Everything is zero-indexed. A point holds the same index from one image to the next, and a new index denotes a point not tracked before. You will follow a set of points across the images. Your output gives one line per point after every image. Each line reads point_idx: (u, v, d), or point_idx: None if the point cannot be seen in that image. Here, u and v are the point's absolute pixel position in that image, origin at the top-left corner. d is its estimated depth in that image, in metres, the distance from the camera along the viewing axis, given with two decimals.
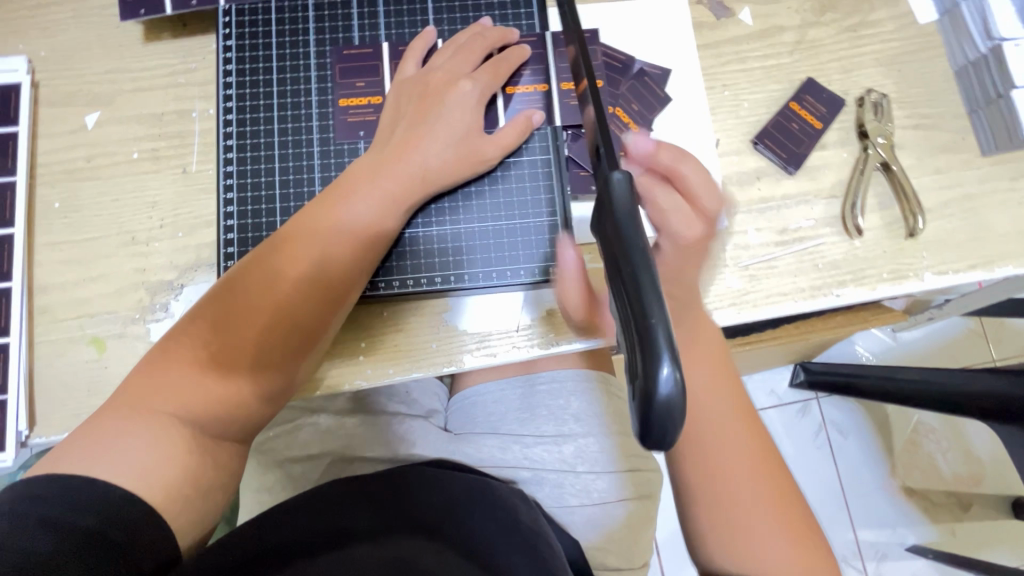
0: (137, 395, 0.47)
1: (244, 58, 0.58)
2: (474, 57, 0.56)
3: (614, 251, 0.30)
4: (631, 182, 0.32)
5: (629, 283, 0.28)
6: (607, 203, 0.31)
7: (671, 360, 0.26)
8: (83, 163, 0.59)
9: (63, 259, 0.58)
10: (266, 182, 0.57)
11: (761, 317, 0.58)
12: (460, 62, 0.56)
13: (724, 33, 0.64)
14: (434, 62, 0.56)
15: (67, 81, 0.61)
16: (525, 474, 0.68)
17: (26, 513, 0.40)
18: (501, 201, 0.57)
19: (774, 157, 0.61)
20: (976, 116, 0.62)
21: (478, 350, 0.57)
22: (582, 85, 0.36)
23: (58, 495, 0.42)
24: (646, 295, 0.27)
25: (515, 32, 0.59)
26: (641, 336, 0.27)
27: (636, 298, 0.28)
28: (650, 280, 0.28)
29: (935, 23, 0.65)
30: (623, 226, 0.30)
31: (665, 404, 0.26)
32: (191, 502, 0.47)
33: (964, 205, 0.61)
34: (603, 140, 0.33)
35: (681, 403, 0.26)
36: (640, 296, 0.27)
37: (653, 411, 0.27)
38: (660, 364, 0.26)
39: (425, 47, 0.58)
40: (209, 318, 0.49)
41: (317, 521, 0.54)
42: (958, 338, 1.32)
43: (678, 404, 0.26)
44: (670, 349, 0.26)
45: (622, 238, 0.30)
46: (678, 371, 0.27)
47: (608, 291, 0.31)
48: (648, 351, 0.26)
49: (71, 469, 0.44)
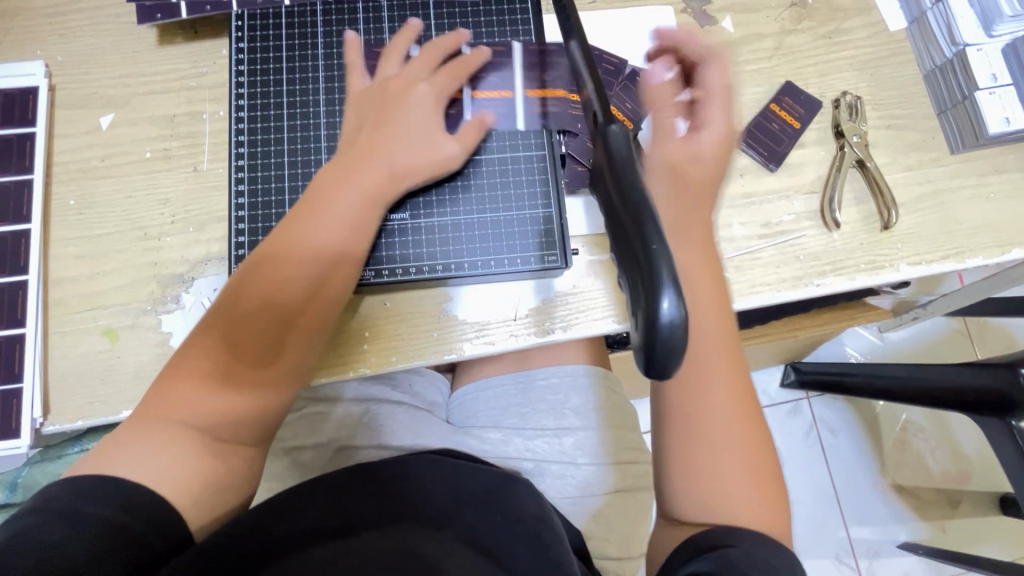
0: (149, 403, 0.50)
1: (255, 58, 0.61)
2: (431, 62, 0.59)
3: (617, 206, 0.34)
4: (625, 131, 0.36)
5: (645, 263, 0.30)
6: (608, 150, 0.36)
7: (673, 293, 0.30)
8: (98, 162, 0.62)
9: (77, 253, 0.60)
10: (276, 175, 0.59)
11: (746, 306, 0.61)
12: (417, 66, 0.58)
13: (709, 40, 0.68)
14: (386, 70, 0.59)
15: (83, 85, 0.64)
16: (528, 464, 0.71)
17: (57, 508, 0.43)
18: (499, 195, 0.60)
19: (756, 154, 0.65)
20: (945, 117, 0.66)
21: (478, 338, 0.60)
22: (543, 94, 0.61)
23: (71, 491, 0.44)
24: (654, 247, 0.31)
25: (464, 34, 0.61)
26: (649, 275, 0.30)
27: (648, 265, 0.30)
28: (656, 230, 0.31)
29: (905, 31, 0.69)
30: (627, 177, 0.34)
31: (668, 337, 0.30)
32: (205, 496, 0.49)
33: (935, 199, 0.65)
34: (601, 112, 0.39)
35: (682, 331, 0.30)
36: (654, 271, 0.30)
37: (656, 340, 0.30)
38: (663, 296, 0.29)
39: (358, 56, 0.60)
40: (201, 335, 0.51)
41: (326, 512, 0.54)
42: (943, 337, 1.35)
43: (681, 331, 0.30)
44: (673, 285, 0.30)
45: (620, 182, 0.34)
46: (680, 306, 0.30)
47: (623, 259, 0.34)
48: (651, 290, 0.30)
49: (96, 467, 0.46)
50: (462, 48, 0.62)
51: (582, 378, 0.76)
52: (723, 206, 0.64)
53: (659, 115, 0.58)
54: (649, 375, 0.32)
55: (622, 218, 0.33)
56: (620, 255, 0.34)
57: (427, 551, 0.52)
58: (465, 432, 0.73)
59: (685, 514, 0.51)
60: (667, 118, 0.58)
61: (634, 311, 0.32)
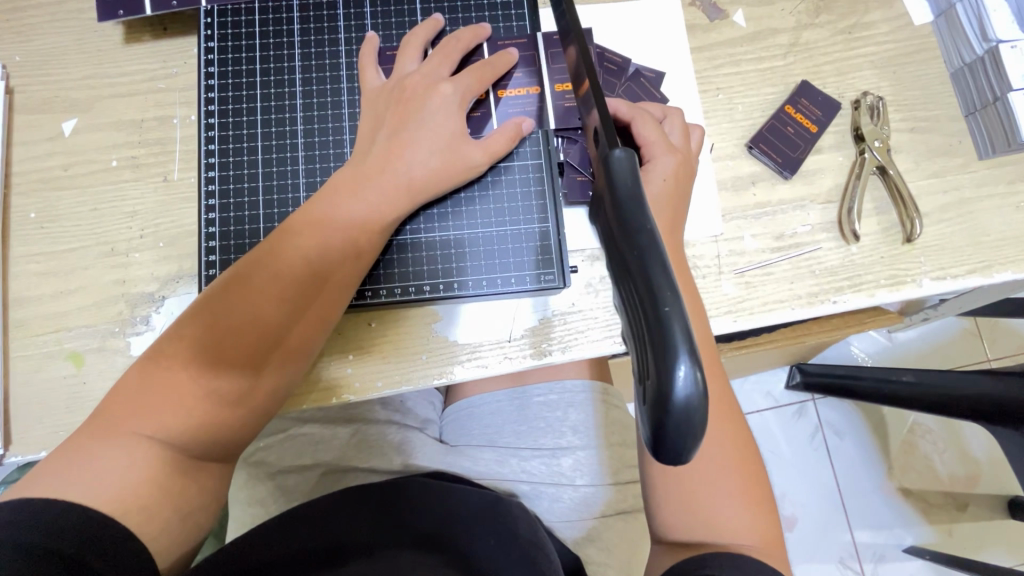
0: (113, 417, 0.44)
1: (226, 59, 0.57)
2: (450, 58, 0.54)
3: (622, 250, 0.29)
4: (632, 158, 0.32)
5: (652, 321, 0.26)
6: (610, 180, 0.31)
7: (688, 359, 0.26)
8: (61, 172, 0.57)
9: (40, 270, 0.56)
10: (249, 188, 0.55)
11: (758, 324, 0.57)
12: (439, 66, 0.54)
13: (718, 36, 0.63)
14: (403, 67, 0.54)
15: (43, 87, 0.59)
16: (524, 487, 0.67)
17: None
18: (491, 208, 0.55)
19: (769, 161, 0.60)
20: (973, 119, 0.61)
21: (469, 361, 0.56)
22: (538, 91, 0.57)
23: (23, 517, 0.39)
24: (666, 304, 0.26)
25: (488, 28, 0.57)
26: (658, 333, 0.26)
27: (659, 327, 0.26)
28: (664, 276, 0.27)
29: (931, 25, 0.64)
30: (632, 214, 0.30)
31: (682, 414, 0.26)
32: (174, 523, 0.44)
33: (962, 209, 0.60)
34: (604, 127, 0.34)
35: (700, 406, 0.26)
36: (664, 326, 0.26)
37: (671, 411, 0.26)
38: (677, 364, 0.25)
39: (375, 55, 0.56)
40: (188, 341, 0.46)
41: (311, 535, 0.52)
42: (955, 340, 1.31)
43: (698, 408, 0.25)
44: (688, 348, 0.26)
45: (623, 220, 0.30)
46: (697, 371, 0.26)
47: (625, 298, 0.29)
48: (662, 357, 0.26)
49: (47, 490, 0.41)
50: (483, 44, 0.58)
51: (581, 395, 0.71)
52: (733, 216, 0.59)
53: (638, 126, 0.53)
54: (656, 455, 0.28)
55: (626, 264, 0.29)
56: (622, 299, 0.30)
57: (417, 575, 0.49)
58: (458, 452, 0.69)
59: (665, 534, 0.50)
60: (647, 129, 0.52)
61: (641, 377, 0.28)
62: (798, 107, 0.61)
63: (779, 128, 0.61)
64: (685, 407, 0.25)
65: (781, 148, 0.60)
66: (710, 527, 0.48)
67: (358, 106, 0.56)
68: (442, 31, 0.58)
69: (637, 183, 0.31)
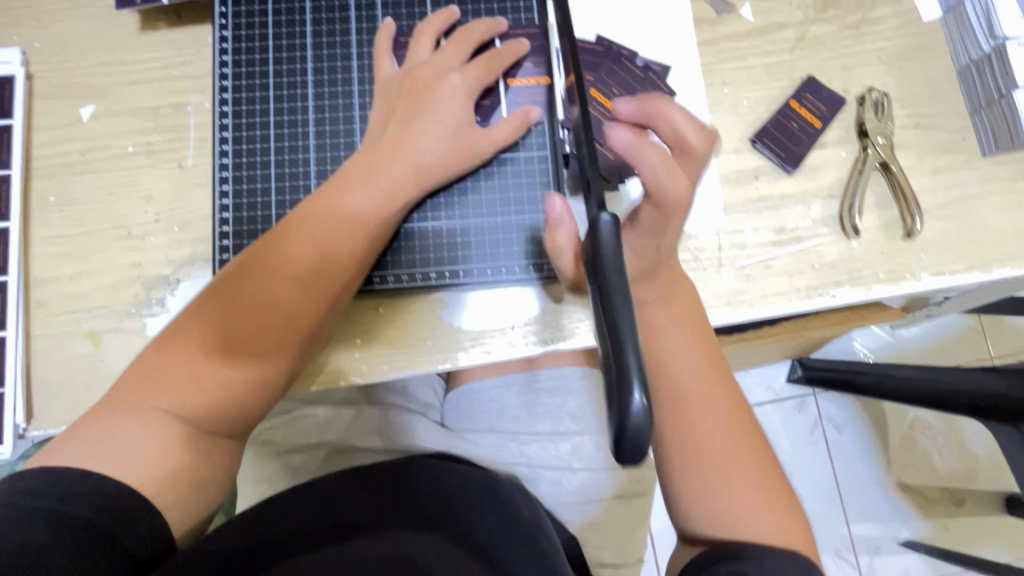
0: (132, 391, 0.47)
1: (240, 48, 0.58)
2: (463, 48, 0.55)
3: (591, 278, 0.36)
4: (616, 221, 0.36)
5: (611, 329, 0.32)
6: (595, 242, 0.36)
7: (641, 388, 0.30)
8: (79, 157, 0.59)
9: (59, 253, 0.58)
10: (262, 175, 0.56)
11: (757, 316, 0.58)
12: (449, 57, 0.55)
13: (725, 29, 0.63)
14: (414, 59, 0.55)
15: (61, 73, 0.60)
16: (522, 470, 0.69)
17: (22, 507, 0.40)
18: (497, 197, 0.56)
19: (772, 155, 0.61)
20: (978, 116, 0.62)
21: (474, 348, 0.57)
22: (550, 79, 0.58)
23: (46, 486, 0.42)
24: (622, 332, 0.32)
25: (504, 21, 0.58)
26: (616, 362, 0.31)
27: (616, 344, 0.32)
28: (625, 312, 0.33)
29: (939, 21, 0.64)
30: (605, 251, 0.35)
31: (637, 429, 0.30)
32: (186, 496, 0.46)
33: (964, 205, 0.61)
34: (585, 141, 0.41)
35: (649, 427, 0.30)
36: (619, 337, 0.32)
37: (625, 433, 0.30)
38: (633, 392, 0.30)
39: (390, 41, 0.57)
40: (203, 319, 0.48)
41: (316, 514, 0.53)
42: (958, 337, 1.31)
43: (647, 429, 0.30)
44: (640, 378, 0.30)
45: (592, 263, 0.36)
46: (647, 398, 0.30)
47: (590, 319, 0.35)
48: (624, 380, 0.30)
49: (66, 463, 0.43)
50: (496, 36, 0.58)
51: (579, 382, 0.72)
52: (735, 209, 0.60)
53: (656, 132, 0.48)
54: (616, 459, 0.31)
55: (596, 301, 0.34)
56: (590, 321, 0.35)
57: (419, 557, 0.50)
58: (459, 435, 0.70)
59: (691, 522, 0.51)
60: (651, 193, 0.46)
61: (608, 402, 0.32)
62: (803, 104, 0.62)
63: (781, 124, 0.61)
64: (635, 429, 0.29)
65: (783, 144, 0.61)
66: (729, 513, 0.49)
67: (369, 95, 0.57)
68: (458, 20, 0.59)
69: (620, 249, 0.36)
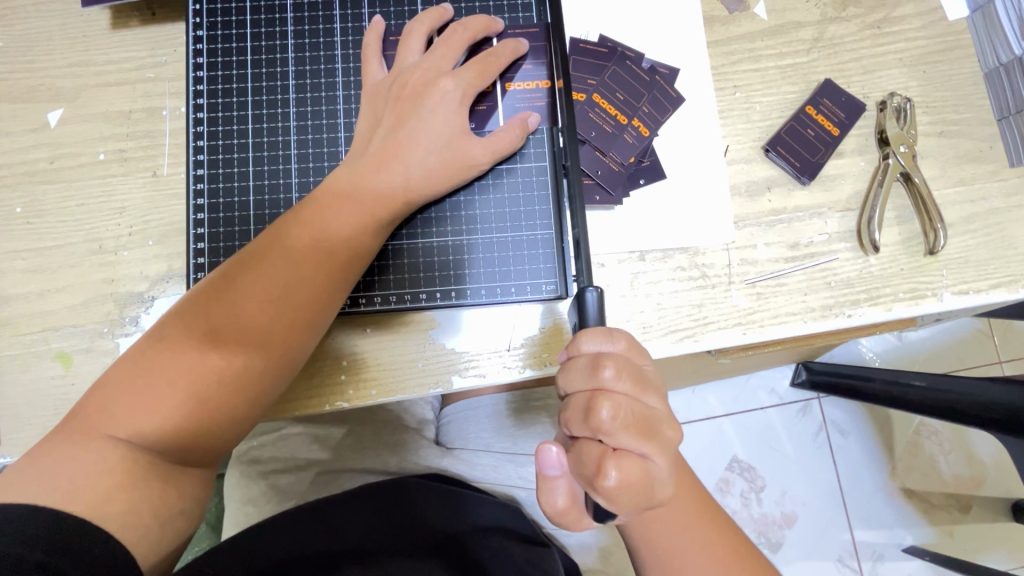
0: (94, 421, 0.43)
1: (215, 49, 0.54)
2: (455, 50, 0.51)
3: None
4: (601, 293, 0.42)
5: None
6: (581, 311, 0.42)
7: None
8: (46, 165, 0.55)
9: (26, 268, 0.54)
10: (239, 187, 0.53)
11: (768, 339, 0.55)
12: (441, 61, 0.51)
13: (738, 29, 0.59)
14: (403, 62, 0.51)
15: (28, 75, 0.56)
16: (521, 493, 0.66)
17: None
18: (491, 211, 0.53)
19: (786, 165, 0.57)
20: (1006, 123, 0.58)
21: (467, 371, 0.54)
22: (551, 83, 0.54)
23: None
24: None
25: (501, 19, 0.54)
26: None
27: None
28: None
29: (966, 20, 0.60)
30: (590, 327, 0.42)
31: None
32: (154, 531, 0.43)
33: (989, 219, 0.57)
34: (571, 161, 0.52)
35: None
36: None
37: None
38: None
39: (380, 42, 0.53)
40: (173, 345, 0.45)
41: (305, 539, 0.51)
42: (968, 343, 1.27)
43: None
44: None
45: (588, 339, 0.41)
46: None
47: None
48: None
49: (13, 497, 0.39)
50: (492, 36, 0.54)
51: None
52: (746, 223, 0.57)
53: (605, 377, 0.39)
54: None
55: None
56: None
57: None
58: (455, 455, 0.68)
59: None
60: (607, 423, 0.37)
61: None
62: (819, 110, 0.58)
63: (796, 131, 0.57)
64: None
65: (797, 152, 0.57)
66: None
67: (356, 101, 0.53)
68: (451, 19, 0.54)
69: (601, 316, 0.43)
